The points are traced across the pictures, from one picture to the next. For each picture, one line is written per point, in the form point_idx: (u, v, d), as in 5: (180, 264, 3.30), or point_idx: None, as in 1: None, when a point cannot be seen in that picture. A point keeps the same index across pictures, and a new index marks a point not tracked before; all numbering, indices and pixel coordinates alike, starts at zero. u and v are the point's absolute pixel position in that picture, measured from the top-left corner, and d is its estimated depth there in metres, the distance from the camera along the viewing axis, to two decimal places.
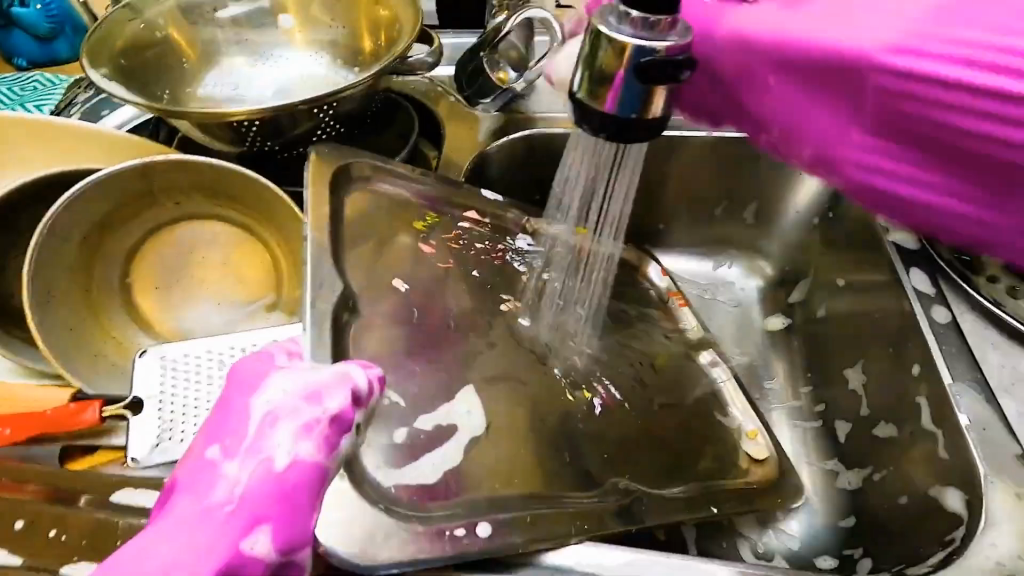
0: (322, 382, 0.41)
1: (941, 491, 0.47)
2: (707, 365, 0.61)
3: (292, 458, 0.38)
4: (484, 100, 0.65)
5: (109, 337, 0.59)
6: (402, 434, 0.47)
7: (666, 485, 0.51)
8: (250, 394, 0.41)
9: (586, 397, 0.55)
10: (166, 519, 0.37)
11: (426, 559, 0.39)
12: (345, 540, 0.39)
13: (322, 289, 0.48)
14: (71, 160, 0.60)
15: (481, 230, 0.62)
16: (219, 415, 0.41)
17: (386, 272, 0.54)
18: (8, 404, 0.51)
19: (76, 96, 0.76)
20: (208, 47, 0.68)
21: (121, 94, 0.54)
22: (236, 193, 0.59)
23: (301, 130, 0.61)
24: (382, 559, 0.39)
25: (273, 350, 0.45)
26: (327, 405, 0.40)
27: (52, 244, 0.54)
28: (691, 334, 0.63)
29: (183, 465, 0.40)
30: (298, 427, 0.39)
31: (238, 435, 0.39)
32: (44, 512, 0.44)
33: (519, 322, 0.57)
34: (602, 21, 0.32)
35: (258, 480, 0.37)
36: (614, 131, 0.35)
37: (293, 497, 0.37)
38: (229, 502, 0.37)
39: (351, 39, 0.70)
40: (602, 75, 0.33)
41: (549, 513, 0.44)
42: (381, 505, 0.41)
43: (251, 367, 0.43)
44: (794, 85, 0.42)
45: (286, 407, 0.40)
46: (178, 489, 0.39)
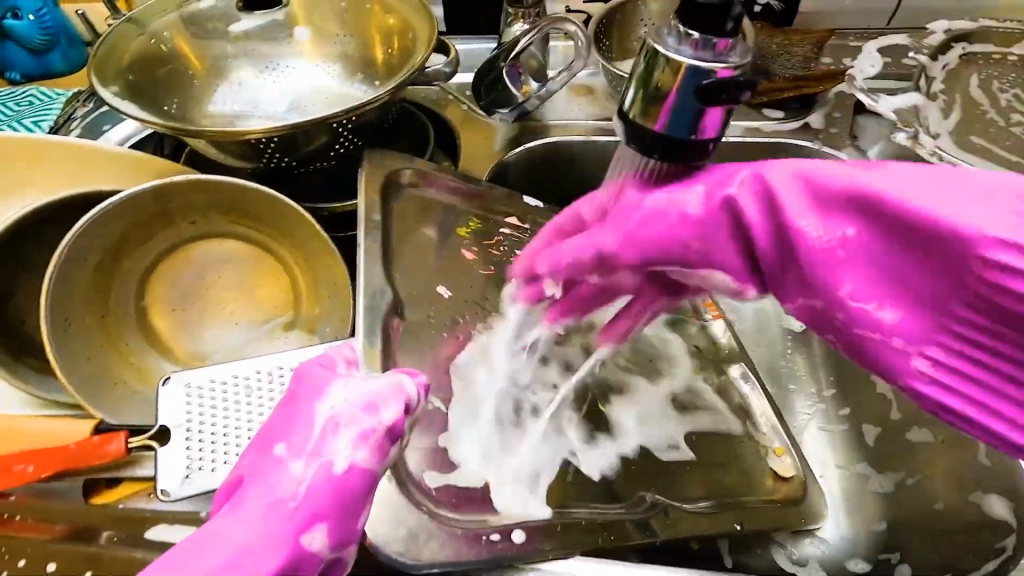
0: (378, 392, 0.41)
1: (982, 497, 0.50)
2: (738, 379, 0.59)
3: (349, 464, 0.38)
4: (500, 110, 0.64)
5: (128, 363, 0.57)
6: (446, 438, 0.47)
7: (691, 499, 0.50)
8: (312, 399, 0.41)
9: (607, 409, 0.56)
10: (230, 512, 0.37)
11: (466, 564, 0.40)
12: (388, 537, 0.40)
13: (373, 297, 0.49)
14: (80, 180, 0.58)
15: (521, 235, 0.60)
16: (283, 415, 0.41)
17: (429, 278, 0.54)
18: (21, 441, 0.48)
19: (75, 110, 0.73)
20: (218, 62, 0.66)
21: (133, 113, 0.52)
22: (253, 210, 0.58)
23: (316, 145, 0.59)
24: (425, 558, 0.39)
25: (334, 356, 0.45)
26: (383, 416, 0.40)
27: (68, 270, 0.52)
28: (723, 345, 0.62)
29: (248, 461, 0.40)
30: (357, 435, 0.39)
31: (301, 436, 0.40)
32: (71, 552, 0.42)
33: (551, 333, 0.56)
34: (658, 40, 0.32)
35: (317, 482, 0.38)
36: (663, 151, 0.34)
37: (349, 498, 0.38)
38: (291, 498, 0.37)
39: (361, 48, 0.68)
40: (657, 93, 0.32)
41: (581, 523, 0.44)
42: (425, 508, 0.42)
43: (314, 371, 0.43)
44: (867, 251, 0.30)
45: (346, 414, 0.40)
46: (244, 482, 0.39)
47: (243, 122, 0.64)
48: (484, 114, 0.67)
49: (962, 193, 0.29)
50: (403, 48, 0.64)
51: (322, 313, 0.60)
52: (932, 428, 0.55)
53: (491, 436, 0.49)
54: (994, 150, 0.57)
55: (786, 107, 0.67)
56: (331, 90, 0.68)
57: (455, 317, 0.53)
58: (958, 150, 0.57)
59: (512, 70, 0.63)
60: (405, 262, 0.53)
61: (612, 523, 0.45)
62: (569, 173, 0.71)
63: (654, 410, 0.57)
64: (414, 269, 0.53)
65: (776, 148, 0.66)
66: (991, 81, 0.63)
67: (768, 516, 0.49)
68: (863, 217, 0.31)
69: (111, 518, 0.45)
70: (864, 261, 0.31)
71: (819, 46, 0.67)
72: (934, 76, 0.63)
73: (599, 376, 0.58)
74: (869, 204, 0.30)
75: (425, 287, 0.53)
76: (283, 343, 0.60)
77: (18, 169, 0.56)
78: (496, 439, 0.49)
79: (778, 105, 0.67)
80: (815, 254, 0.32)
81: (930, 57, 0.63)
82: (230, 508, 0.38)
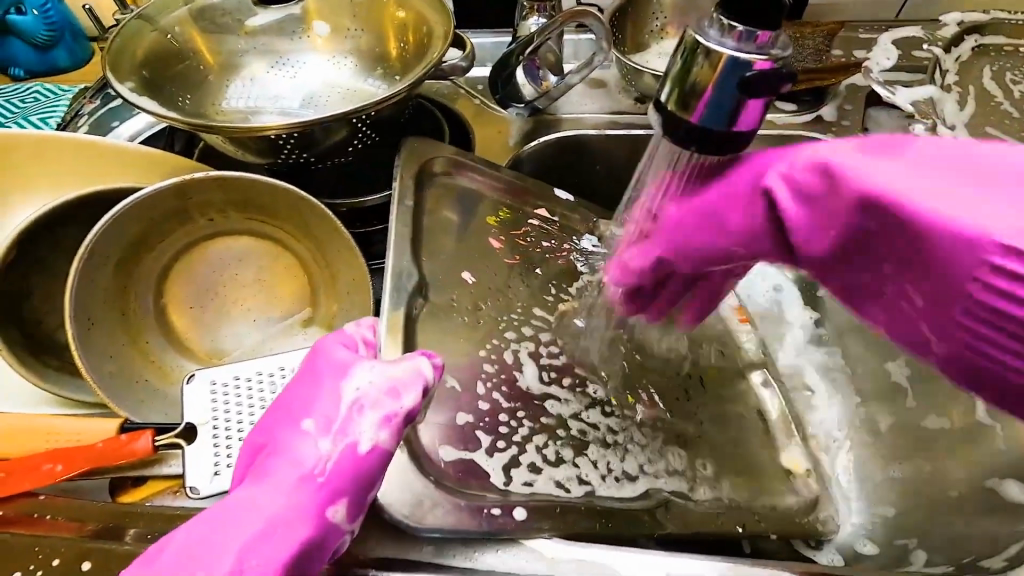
0: (398, 375, 0.39)
1: (999, 481, 0.51)
2: (759, 385, 0.61)
3: (372, 445, 0.38)
4: (516, 105, 0.65)
5: (149, 362, 0.57)
6: (464, 417, 0.46)
7: (702, 494, 0.50)
8: (339, 378, 0.40)
9: (629, 402, 0.54)
10: (259, 481, 0.38)
11: (465, 531, 0.39)
12: (397, 500, 0.40)
13: (400, 276, 0.49)
14: (97, 179, 0.57)
15: (548, 228, 0.61)
16: (308, 391, 0.41)
17: (454, 263, 0.54)
18: (48, 438, 0.48)
19: (83, 107, 0.72)
20: (232, 58, 0.66)
21: (151, 108, 0.51)
22: (273, 207, 0.57)
23: (336, 139, 0.58)
24: (426, 522, 0.39)
25: (355, 336, 0.45)
26: (404, 401, 0.39)
27: (90, 268, 0.52)
28: (750, 354, 0.63)
29: (276, 436, 0.40)
30: (380, 417, 0.38)
31: (329, 414, 0.39)
32: (89, 547, 0.41)
33: (575, 323, 0.56)
34: (700, 32, 0.33)
35: (343, 462, 0.37)
36: (699, 143, 0.35)
37: (367, 481, 0.37)
38: (317, 473, 0.37)
39: (375, 42, 0.68)
40: (694, 88, 0.33)
41: (578, 507, 0.44)
42: (432, 477, 0.41)
43: (339, 350, 0.42)
44: (868, 238, 0.30)
45: (369, 396, 0.39)
46: (267, 459, 0.39)
47: (258, 117, 0.64)
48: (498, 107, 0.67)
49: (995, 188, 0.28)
50: (418, 42, 0.64)
51: (340, 310, 0.60)
52: (949, 416, 0.56)
53: (538, 419, 0.49)
54: (1009, 140, 0.59)
55: (798, 100, 0.67)
56: (344, 85, 0.68)
57: (477, 302, 0.53)
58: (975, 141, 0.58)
59: (530, 65, 0.64)
60: (425, 250, 0.53)
61: (609, 511, 0.45)
62: (584, 165, 0.71)
63: (672, 409, 0.55)
64: (435, 256, 0.53)
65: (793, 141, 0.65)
66: (1002, 73, 0.65)
67: (779, 520, 0.52)
68: (865, 221, 0.30)
69: (140, 516, 0.45)
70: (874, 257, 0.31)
71: (828, 38, 0.67)
72: (948, 68, 0.65)
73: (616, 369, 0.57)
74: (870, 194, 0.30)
75: (448, 279, 0.53)
76: (301, 339, 0.60)
77: (35, 165, 0.56)
78: (539, 424, 0.48)
79: (791, 97, 0.67)
80: (827, 232, 0.32)
81: (944, 50, 0.65)
82: (257, 479, 0.38)
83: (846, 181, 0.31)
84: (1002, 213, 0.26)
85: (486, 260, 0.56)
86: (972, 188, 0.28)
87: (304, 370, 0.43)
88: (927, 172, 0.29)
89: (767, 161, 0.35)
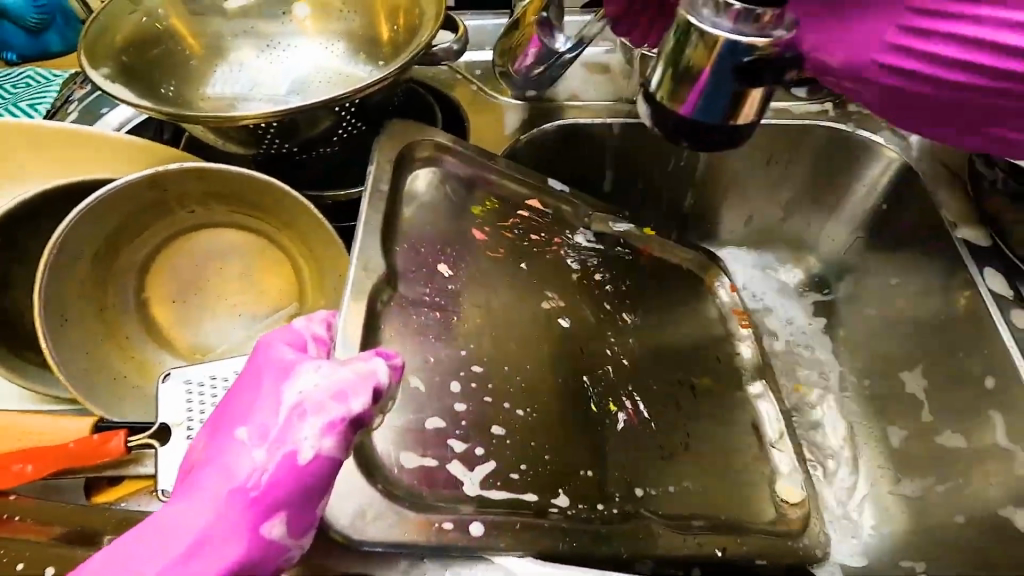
0: (345, 378, 0.37)
1: (1013, 512, 0.47)
2: (756, 397, 0.58)
3: (315, 453, 0.35)
4: (529, 91, 0.62)
5: (131, 358, 0.56)
6: (435, 422, 0.43)
7: (683, 520, 0.48)
8: (282, 379, 0.38)
9: (611, 410, 0.52)
10: (189, 495, 0.36)
11: (410, 545, 0.37)
12: (338, 509, 0.37)
13: (364, 266, 0.46)
14: (78, 168, 0.56)
15: (537, 221, 0.59)
16: (245, 394, 0.39)
17: (432, 254, 0.51)
18: (21, 437, 0.47)
19: (73, 93, 0.70)
20: (217, 41, 0.64)
21: (125, 96, 0.49)
22: (254, 199, 0.55)
23: (319, 130, 0.56)
24: (368, 535, 0.36)
25: (304, 332, 0.42)
26: (352, 405, 0.36)
27: (64, 264, 0.51)
28: (748, 361, 0.60)
29: (212, 442, 0.38)
30: (324, 424, 0.36)
31: (266, 421, 0.37)
32: (50, 552, 0.40)
33: (558, 323, 0.54)
34: (693, 12, 0.31)
35: (281, 472, 0.35)
36: (690, 129, 0.34)
37: (310, 491, 0.35)
38: (252, 486, 0.35)
39: (366, 24, 0.65)
40: (687, 71, 0.33)
41: (545, 525, 0.41)
42: (380, 485, 0.38)
43: (284, 349, 0.40)
44: None
45: (313, 400, 0.36)
46: (199, 470, 0.37)
47: (243, 104, 0.61)
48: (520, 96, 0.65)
49: None
50: (409, 25, 0.61)
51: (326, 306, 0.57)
52: (967, 435, 0.51)
53: (512, 420, 0.46)
54: None
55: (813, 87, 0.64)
56: (333, 70, 0.65)
57: (458, 297, 0.50)
58: None
59: (522, 68, 0.59)
60: (400, 243, 0.50)
61: (575, 531, 0.42)
62: (584, 154, 0.66)
63: (657, 417, 0.54)
64: (411, 247, 0.51)
65: (807, 132, 0.63)
66: None
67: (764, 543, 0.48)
68: None
69: (114, 522, 0.43)
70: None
71: None
72: None
73: (599, 374, 0.54)
74: None
75: (427, 272, 0.50)
76: None
77: (14, 151, 0.54)
78: (513, 425, 0.46)
79: (805, 81, 0.63)
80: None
81: None
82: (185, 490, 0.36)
83: None
84: None
85: (470, 254, 0.53)
86: None
87: (247, 373, 0.40)
88: None
89: None
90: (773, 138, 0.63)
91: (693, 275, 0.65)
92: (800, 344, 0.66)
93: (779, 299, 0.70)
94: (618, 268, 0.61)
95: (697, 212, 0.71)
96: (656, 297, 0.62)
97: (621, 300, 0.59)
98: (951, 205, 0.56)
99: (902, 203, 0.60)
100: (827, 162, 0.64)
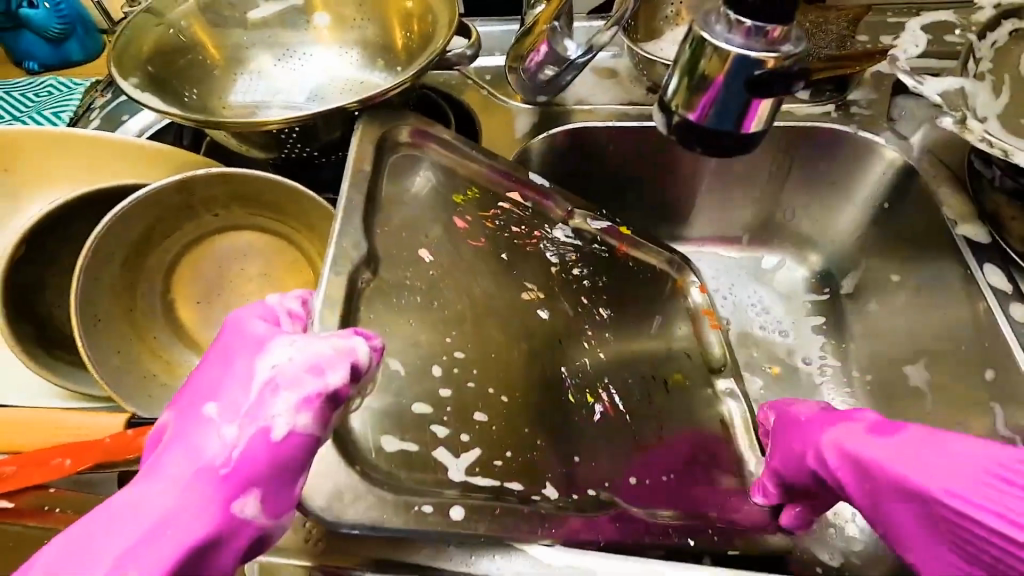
0: (321, 354, 0.38)
1: None
2: (724, 394, 0.61)
3: (288, 430, 0.37)
4: (540, 95, 0.64)
5: (159, 357, 0.58)
6: (422, 407, 0.45)
7: (687, 509, 0.50)
8: (255, 356, 0.39)
9: (588, 401, 0.55)
10: (163, 469, 0.37)
11: (386, 526, 0.38)
12: (314, 490, 0.38)
13: (344, 243, 0.46)
14: (105, 174, 0.58)
15: (520, 212, 0.60)
16: (223, 373, 0.40)
17: (426, 240, 0.53)
18: (56, 432, 0.48)
19: (94, 101, 0.72)
20: (238, 52, 0.66)
21: (154, 104, 0.51)
22: (276, 202, 0.57)
23: (337, 135, 0.58)
24: (346, 516, 0.38)
25: (278, 308, 0.44)
26: (327, 379, 0.37)
27: (97, 265, 0.53)
28: (714, 355, 0.63)
29: (187, 417, 0.39)
30: (297, 399, 0.37)
31: (241, 398, 0.38)
32: None
33: (536, 314, 0.56)
34: (707, 29, 0.34)
35: (255, 446, 0.37)
36: (702, 139, 0.36)
37: (285, 464, 0.36)
38: (224, 463, 0.37)
39: (380, 32, 0.67)
40: (702, 82, 0.34)
41: (522, 510, 0.42)
42: (357, 467, 0.40)
43: (257, 325, 0.42)
44: (884, 488, 0.42)
45: (286, 375, 0.38)
46: (173, 445, 0.38)
47: (263, 111, 0.64)
48: (527, 101, 0.66)
49: (933, 457, 0.41)
50: (423, 33, 0.62)
51: None
52: (970, 426, 0.53)
53: (493, 405, 0.48)
54: None
55: (817, 89, 0.65)
56: (348, 76, 0.67)
57: (471, 294, 0.52)
58: (1008, 134, 0.52)
59: (530, 70, 0.60)
60: (416, 240, 0.52)
61: (556, 516, 0.43)
62: (589, 154, 0.68)
63: (632, 411, 0.57)
64: (392, 231, 0.51)
65: (812, 133, 0.64)
66: None
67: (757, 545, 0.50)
68: (872, 482, 0.43)
69: None
70: (815, 480, 0.48)
71: (855, 23, 0.64)
72: (982, 56, 0.57)
73: (579, 365, 0.57)
74: (869, 462, 0.43)
75: (440, 270, 0.52)
76: None
77: (44, 161, 0.57)
78: (498, 411, 0.48)
79: (808, 84, 0.65)
80: (803, 479, 0.49)
81: (977, 36, 0.57)
82: (160, 467, 0.37)
83: (872, 469, 0.43)
84: (946, 479, 0.39)
85: (452, 244, 0.54)
86: (943, 459, 0.40)
87: (219, 349, 0.42)
88: (929, 458, 0.41)
89: (817, 435, 0.48)
90: (775, 140, 0.65)
91: (667, 276, 0.66)
92: (778, 334, 0.69)
93: (758, 296, 0.72)
94: (596, 264, 0.63)
95: (700, 212, 0.73)
96: (632, 294, 0.64)
97: (597, 296, 0.62)
98: (953, 202, 0.58)
99: (905, 200, 0.62)
100: (829, 162, 0.66)
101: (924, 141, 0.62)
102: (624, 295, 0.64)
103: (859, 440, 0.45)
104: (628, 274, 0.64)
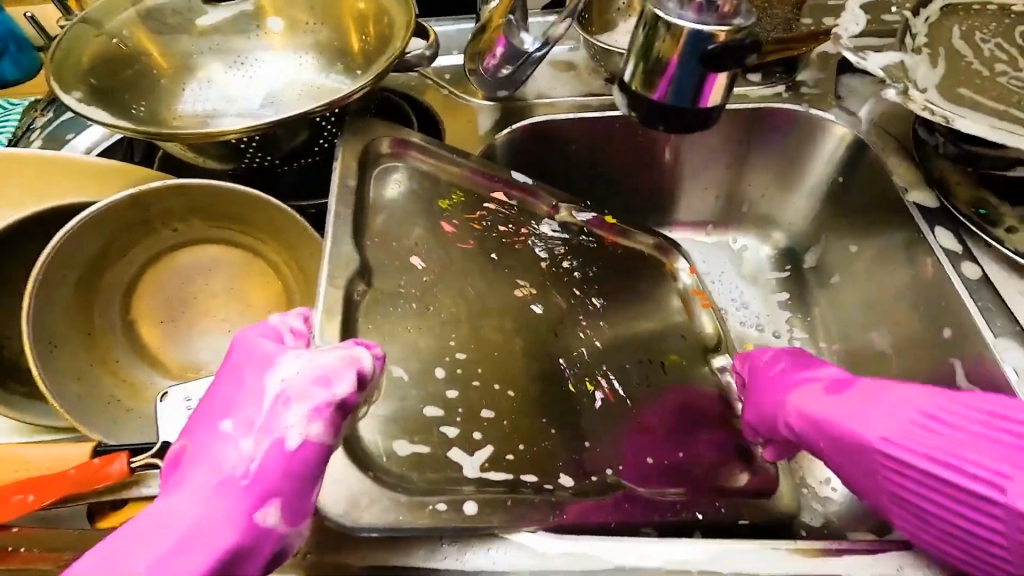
0: (330, 364, 0.38)
1: None
2: (720, 370, 0.60)
3: (302, 440, 0.36)
4: (501, 91, 0.64)
5: (121, 381, 0.55)
6: (432, 410, 0.45)
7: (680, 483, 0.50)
8: (263, 371, 0.38)
9: (589, 390, 0.54)
10: (178, 488, 0.36)
11: (404, 528, 0.38)
12: (329, 499, 0.38)
13: (339, 263, 0.47)
14: (52, 195, 0.55)
15: (506, 212, 0.60)
16: (231, 389, 0.39)
17: (406, 243, 0.52)
18: (16, 468, 0.45)
19: (35, 120, 0.68)
20: (185, 61, 0.63)
21: (97, 116, 0.49)
22: (241, 213, 0.56)
23: (299, 140, 0.57)
24: (363, 521, 0.37)
25: (280, 326, 0.43)
26: (336, 389, 0.37)
27: (47, 288, 0.50)
28: (708, 335, 0.62)
29: (196, 436, 0.38)
30: (308, 410, 0.36)
31: (251, 413, 0.37)
32: None
33: (531, 309, 0.56)
34: (660, 6, 0.35)
35: (268, 459, 0.36)
36: (661, 117, 0.37)
37: (302, 476, 0.36)
38: (242, 475, 0.36)
39: (335, 35, 0.66)
40: (659, 62, 0.35)
41: (534, 500, 0.43)
42: (369, 473, 0.39)
43: (261, 342, 0.40)
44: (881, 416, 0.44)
45: (296, 388, 0.37)
46: (186, 465, 0.37)
47: (217, 119, 0.62)
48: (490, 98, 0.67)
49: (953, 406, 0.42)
50: (379, 34, 0.62)
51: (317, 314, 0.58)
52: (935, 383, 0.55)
53: (498, 401, 0.48)
54: (1003, 88, 0.56)
55: (767, 72, 0.68)
56: (305, 81, 0.66)
57: (452, 292, 0.52)
58: (949, 102, 0.54)
59: (489, 67, 0.60)
60: (389, 241, 0.52)
61: (565, 503, 0.44)
62: (555, 147, 0.68)
63: (633, 396, 0.55)
64: (381, 241, 0.51)
65: (765, 113, 0.66)
66: (972, 32, 0.61)
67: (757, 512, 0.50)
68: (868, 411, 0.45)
69: None
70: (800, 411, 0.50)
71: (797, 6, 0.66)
72: (917, 31, 0.60)
73: (577, 356, 0.56)
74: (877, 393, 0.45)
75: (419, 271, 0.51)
76: None
77: None
78: (509, 401, 0.48)
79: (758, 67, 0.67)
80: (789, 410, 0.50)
81: (912, 14, 0.60)
82: (179, 483, 0.36)
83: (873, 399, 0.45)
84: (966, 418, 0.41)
85: (442, 249, 0.54)
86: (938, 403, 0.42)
87: (224, 367, 0.41)
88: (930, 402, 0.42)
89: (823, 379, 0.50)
90: (733, 123, 0.67)
91: (655, 260, 0.66)
92: (756, 330, 0.70)
93: (738, 292, 0.73)
94: (586, 255, 0.62)
95: (669, 199, 0.74)
96: (622, 282, 0.63)
97: (591, 286, 0.61)
98: (901, 171, 0.60)
99: (856, 173, 0.65)
100: (786, 141, 0.68)
101: (871, 114, 0.65)
102: (616, 284, 0.63)
103: (825, 398, 0.49)
104: (614, 262, 0.64)
